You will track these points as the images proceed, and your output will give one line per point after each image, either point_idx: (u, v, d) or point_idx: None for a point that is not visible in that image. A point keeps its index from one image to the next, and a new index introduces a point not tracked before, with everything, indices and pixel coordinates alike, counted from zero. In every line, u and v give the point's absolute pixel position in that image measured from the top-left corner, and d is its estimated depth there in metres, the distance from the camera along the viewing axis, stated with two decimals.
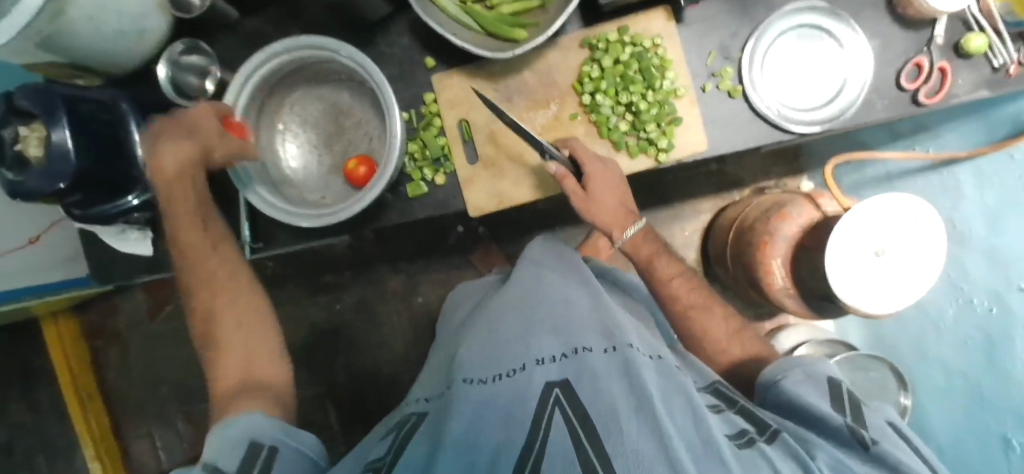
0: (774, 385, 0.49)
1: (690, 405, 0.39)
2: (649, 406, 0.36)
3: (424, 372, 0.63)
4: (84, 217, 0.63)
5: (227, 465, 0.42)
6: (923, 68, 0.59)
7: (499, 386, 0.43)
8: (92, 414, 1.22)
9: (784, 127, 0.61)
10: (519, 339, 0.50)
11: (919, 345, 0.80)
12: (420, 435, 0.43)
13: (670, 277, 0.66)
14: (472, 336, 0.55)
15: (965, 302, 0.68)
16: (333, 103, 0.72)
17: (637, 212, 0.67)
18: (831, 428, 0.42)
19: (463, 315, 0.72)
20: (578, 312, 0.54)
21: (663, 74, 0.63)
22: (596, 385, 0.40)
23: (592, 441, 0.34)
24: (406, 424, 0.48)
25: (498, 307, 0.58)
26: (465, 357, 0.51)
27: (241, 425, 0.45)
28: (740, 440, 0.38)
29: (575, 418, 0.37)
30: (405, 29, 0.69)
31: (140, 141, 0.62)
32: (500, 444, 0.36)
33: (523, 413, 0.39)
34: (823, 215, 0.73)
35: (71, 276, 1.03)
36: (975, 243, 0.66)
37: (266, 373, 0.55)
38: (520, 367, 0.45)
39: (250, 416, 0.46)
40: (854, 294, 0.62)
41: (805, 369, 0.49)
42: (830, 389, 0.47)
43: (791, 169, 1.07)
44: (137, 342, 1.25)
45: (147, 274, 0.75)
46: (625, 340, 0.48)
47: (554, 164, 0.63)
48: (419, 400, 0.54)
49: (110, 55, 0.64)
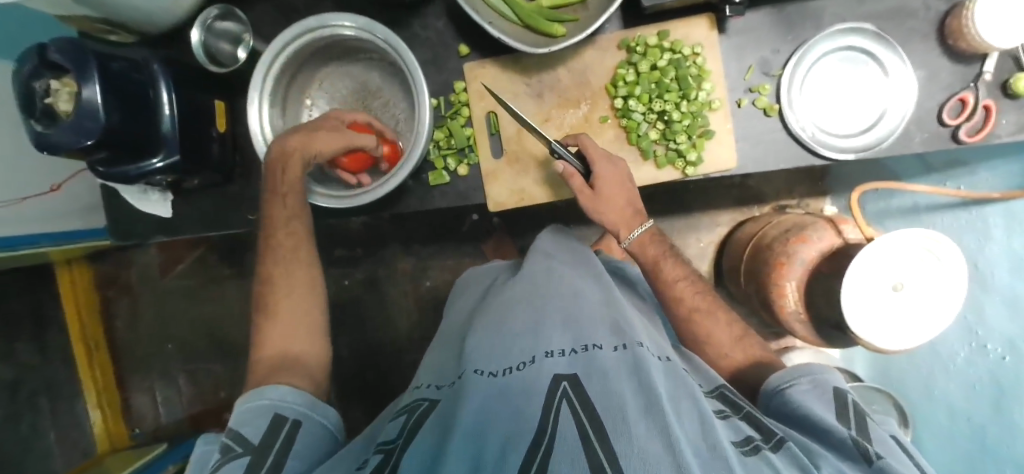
0: (781, 393, 0.49)
1: (697, 409, 0.39)
2: (657, 408, 0.36)
3: (432, 354, 0.63)
4: (107, 175, 0.63)
5: (252, 432, 0.44)
6: (967, 104, 0.57)
7: (509, 379, 0.43)
8: (96, 362, 1.24)
9: (817, 151, 0.60)
10: (529, 332, 0.49)
11: (927, 382, 0.79)
12: (429, 423, 0.43)
13: (676, 280, 0.65)
14: (481, 324, 0.55)
15: (979, 346, 0.68)
16: (363, 83, 0.72)
17: (643, 214, 0.66)
18: (837, 441, 0.41)
19: (471, 303, 0.71)
20: (590, 309, 0.53)
21: (699, 85, 0.62)
22: (605, 383, 0.39)
23: (598, 437, 0.33)
24: (416, 408, 0.48)
25: (510, 297, 0.58)
26: (474, 344, 0.50)
27: (268, 395, 0.48)
28: (746, 447, 0.37)
29: (582, 413, 0.36)
30: (440, 13, 0.68)
31: (168, 103, 0.61)
32: (508, 435, 0.36)
33: (531, 407, 0.38)
34: (845, 242, 0.72)
35: (88, 224, 1.05)
36: (997, 286, 0.65)
37: (302, 342, 0.57)
38: (529, 360, 0.45)
39: (276, 386, 0.50)
40: (868, 327, 0.62)
41: (813, 378, 0.49)
42: (837, 400, 0.47)
43: (816, 191, 1.05)
44: (148, 297, 1.27)
45: (162, 235, 0.77)
46: (635, 338, 0.47)
47: (562, 163, 0.62)
48: (427, 385, 0.54)
49: (146, 13, 0.64)
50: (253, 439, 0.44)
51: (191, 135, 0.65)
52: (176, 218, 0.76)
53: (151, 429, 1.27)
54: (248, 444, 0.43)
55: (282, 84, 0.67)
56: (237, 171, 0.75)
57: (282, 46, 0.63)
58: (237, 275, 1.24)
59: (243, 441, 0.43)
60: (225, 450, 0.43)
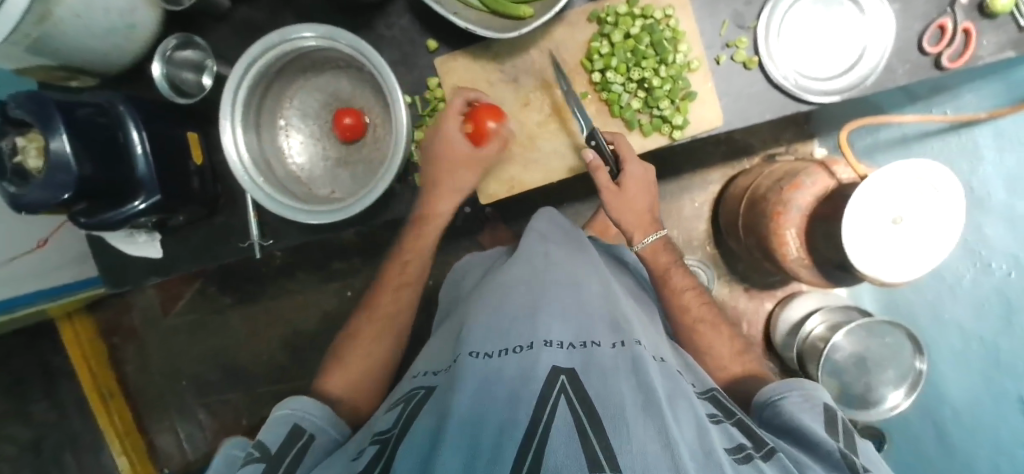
0: (774, 404, 0.50)
1: (693, 413, 0.39)
2: (656, 406, 0.37)
3: (431, 343, 0.62)
4: (92, 225, 0.62)
5: (274, 439, 0.48)
6: (947, 30, 0.56)
7: (505, 360, 0.43)
8: (116, 413, 1.24)
9: (802, 98, 0.59)
10: (527, 318, 0.49)
11: (935, 309, 0.80)
12: (426, 412, 0.42)
13: (683, 289, 0.65)
14: (476, 309, 0.55)
15: (983, 266, 0.68)
16: (333, 94, 0.70)
17: (657, 222, 0.66)
18: (824, 453, 0.40)
19: (470, 285, 0.70)
20: (589, 299, 0.53)
21: (676, 47, 0.61)
22: (603, 379, 0.39)
23: (596, 435, 0.32)
24: (413, 397, 0.48)
25: (505, 281, 0.58)
26: (471, 328, 0.50)
27: (291, 407, 0.52)
28: (739, 455, 0.37)
29: (581, 411, 0.35)
30: (403, 10, 0.66)
31: (139, 141, 0.60)
32: (503, 423, 0.35)
33: (527, 393, 0.38)
34: (838, 183, 0.72)
35: (80, 275, 1.04)
36: (994, 205, 0.65)
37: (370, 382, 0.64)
38: (526, 345, 0.44)
39: (297, 400, 0.53)
40: (872, 263, 0.62)
41: (805, 391, 0.49)
42: (827, 416, 0.46)
43: (802, 135, 1.05)
44: (154, 337, 1.27)
45: (157, 276, 0.76)
46: (634, 337, 0.48)
47: (592, 152, 0.61)
48: (423, 373, 0.54)
49: (102, 54, 0.62)
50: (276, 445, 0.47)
51: (168, 171, 0.63)
52: (168, 257, 0.75)
53: (179, 467, 1.27)
54: (268, 447, 0.46)
55: (252, 105, 0.64)
56: (221, 200, 0.73)
57: (246, 64, 0.60)
58: (238, 302, 1.23)
59: (264, 446, 0.46)
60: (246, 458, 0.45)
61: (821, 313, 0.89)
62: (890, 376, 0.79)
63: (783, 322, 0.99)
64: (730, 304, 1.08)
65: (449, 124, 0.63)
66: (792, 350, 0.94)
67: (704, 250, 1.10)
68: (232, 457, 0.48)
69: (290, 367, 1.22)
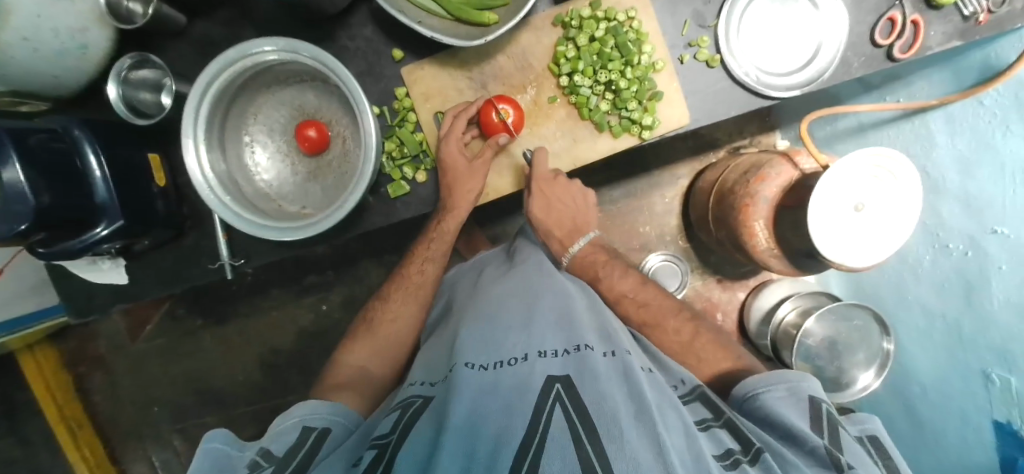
0: (757, 397, 0.50)
1: (682, 421, 0.40)
2: (647, 414, 0.37)
3: (423, 352, 0.61)
4: (49, 254, 0.60)
5: (278, 448, 0.45)
6: (897, 22, 0.59)
7: (500, 373, 0.43)
8: (85, 443, 1.20)
9: (764, 93, 0.61)
10: (519, 332, 0.49)
11: (900, 291, 0.83)
12: (423, 422, 0.42)
13: (631, 305, 0.68)
14: (469, 322, 0.54)
15: (942, 247, 0.70)
16: (299, 107, 0.69)
17: (587, 225, 0.75)
18: (809, 449, 0.42)
19: (465, 292, 0.69)
20: (578, 312, 0.54)
21: (640, 49, 0.62)
22: (598, 385, 0.39)
23: (591, 441, 0.33)
24: (409, 406, 0.46)
25: (499, 296, 0.58)
26: (465, 342, 0.50)
27: (296, 413, 0.51)
28: (726, 461, 0.38)
29: (575, 418, 0.35)
30: (366, 20, 0.65)
31: (99, 165, 0.58)
32: (500, 434, 0.35)
33: (522, 403, 0.38)
34: (802, 173, 0.73)
35: (41, 304, 1.01)
36: (949, 189, 0.68)
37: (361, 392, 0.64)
38: (521, 357, 0.45)
39: (298, 407, 0.52)
40: (838, 250, 0.64)
41: (790, 384, 0.50)
42: (810, 410, 0.47)
43: (766, 127, 1.08)
44: (124, 364, 1.23)
45: (121, 303, 0.73)
46: (624, 346, 0.49)
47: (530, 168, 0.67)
48: (418, 382, 0.52)
49: (53, 79, 0.60)
50: (281, 451, 0.45)
51: (130, 194, 0.61)
52: (133, 283, 0.73)
53: None
54: (274, 456, 0.44)
55: (216, 121, 0.62)
56: (188, 221, 0.72)
57: (211, 79, 0.58)
58: (211, 323, 1.20)
59: (269, 455, 0.44)
60: (254, 467, 0.43)
61: (792, 301, 0.93)
62: (860, 358, 0.82)
63: (756, 310, 1.02)
64: (704, 296, 1.11)
65: (453, 141, 0.64)
66: (766, 339, 0.97)
67: (677, 244, 1.12)
68: (218, 453, 0.44)
69: (267, 386, 1.20)
